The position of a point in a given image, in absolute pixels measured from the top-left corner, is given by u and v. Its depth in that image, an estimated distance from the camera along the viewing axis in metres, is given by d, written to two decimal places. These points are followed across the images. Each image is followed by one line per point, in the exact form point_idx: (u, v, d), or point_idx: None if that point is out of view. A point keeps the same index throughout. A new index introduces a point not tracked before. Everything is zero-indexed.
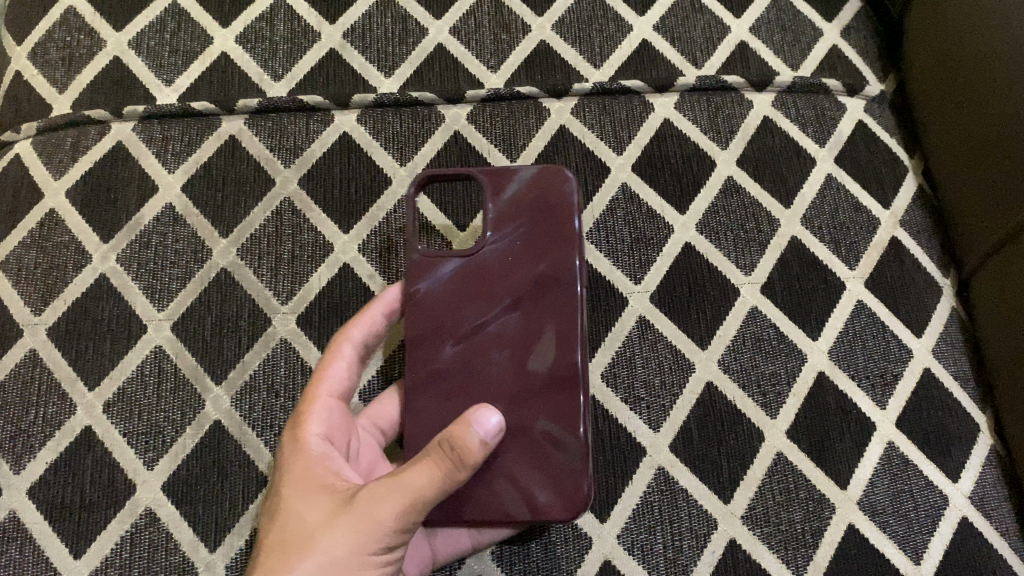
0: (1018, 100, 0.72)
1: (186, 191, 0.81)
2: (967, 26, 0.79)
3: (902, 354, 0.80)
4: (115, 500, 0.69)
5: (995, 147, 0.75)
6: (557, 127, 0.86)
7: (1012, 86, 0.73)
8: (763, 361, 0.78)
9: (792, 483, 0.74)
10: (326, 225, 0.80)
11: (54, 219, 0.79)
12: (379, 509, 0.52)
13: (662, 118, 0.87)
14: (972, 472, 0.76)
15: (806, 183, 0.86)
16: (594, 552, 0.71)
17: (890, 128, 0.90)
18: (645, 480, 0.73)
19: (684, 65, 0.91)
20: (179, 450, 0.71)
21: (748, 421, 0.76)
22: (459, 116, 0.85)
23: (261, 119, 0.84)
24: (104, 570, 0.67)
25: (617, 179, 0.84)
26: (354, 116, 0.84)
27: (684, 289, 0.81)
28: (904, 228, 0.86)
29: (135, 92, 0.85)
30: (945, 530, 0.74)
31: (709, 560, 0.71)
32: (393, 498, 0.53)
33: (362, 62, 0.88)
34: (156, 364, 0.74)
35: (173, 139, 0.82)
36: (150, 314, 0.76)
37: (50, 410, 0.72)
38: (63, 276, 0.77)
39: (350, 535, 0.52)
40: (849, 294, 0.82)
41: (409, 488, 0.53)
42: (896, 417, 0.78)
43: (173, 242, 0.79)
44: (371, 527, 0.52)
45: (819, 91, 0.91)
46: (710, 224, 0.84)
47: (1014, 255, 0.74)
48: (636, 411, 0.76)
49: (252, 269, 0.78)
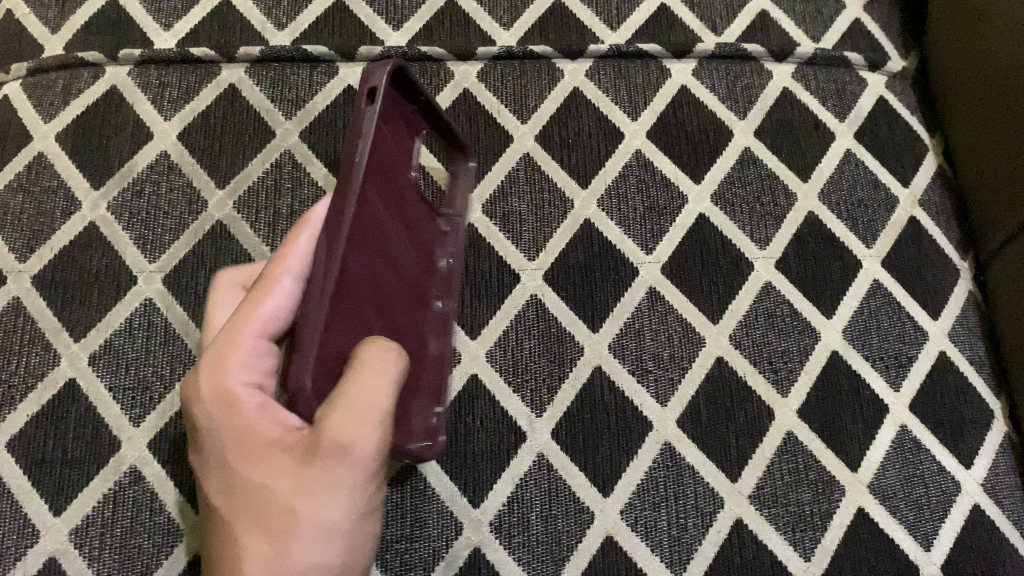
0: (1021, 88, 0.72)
1: (182, 140, 0.77)
2: (980, 13, 0.78)
3: (918, 337, 0.78)
4: (98, 457, 0.66)
5: (1007, 136, 0.74)
6: (570, 89, 0.83)
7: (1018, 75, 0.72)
8: (776, 338, 0.76)
9: (802, 464, 0.72)
10: (327, 180, 0.77)
11: (41, 162, 0.76)
12: (342, 444, 0.44)
13: (679, 85, 0.85)
14: (984, 458, 0.74)
15: (824, 157, 0.84)
16: (597, 528, 0.68)
17: (911, 105, 0.88)
18: (651, 455, 0.71)
19: (703, 31, 0.88)
20: (168, 408, 0.68)
21: (758, 398, 0.74)
22: (469, 74, 0.82)
23: (263, 68, 0.80)
24: (84, 530, 0.64)
25: (631, 145, 0.82)
26: (359, 69, 0.81)
27: (696, 260, 0.78)
28: (923, 208, 0.83)
29: (131, 35, 0.82)
30: (957, 517, 0.72)
31: (714, 539, 0.69)
32: (348, 418, 0.44)
33: (371, 14, 0.85)
34: (145, 316, 0.71)
35: (170, 86, 0.79)
36: (141, 265, 0.73)
37: (33, 360, 0.69)
38: (51, 222, 0.73)
39: (339, 483, 0.45)
40: (865, 273, 0.79)
41: (353, 400, 0.45)
42: (909, 400, 0.75)
43: (167, 191, 0.75)
44: (355, 467, 0.45)
45: (840, 64, 0.88)
46: (724, 195, 0.81)
47: None
48: (643, 384, 0.73)
49: (248, 223, 0.74)
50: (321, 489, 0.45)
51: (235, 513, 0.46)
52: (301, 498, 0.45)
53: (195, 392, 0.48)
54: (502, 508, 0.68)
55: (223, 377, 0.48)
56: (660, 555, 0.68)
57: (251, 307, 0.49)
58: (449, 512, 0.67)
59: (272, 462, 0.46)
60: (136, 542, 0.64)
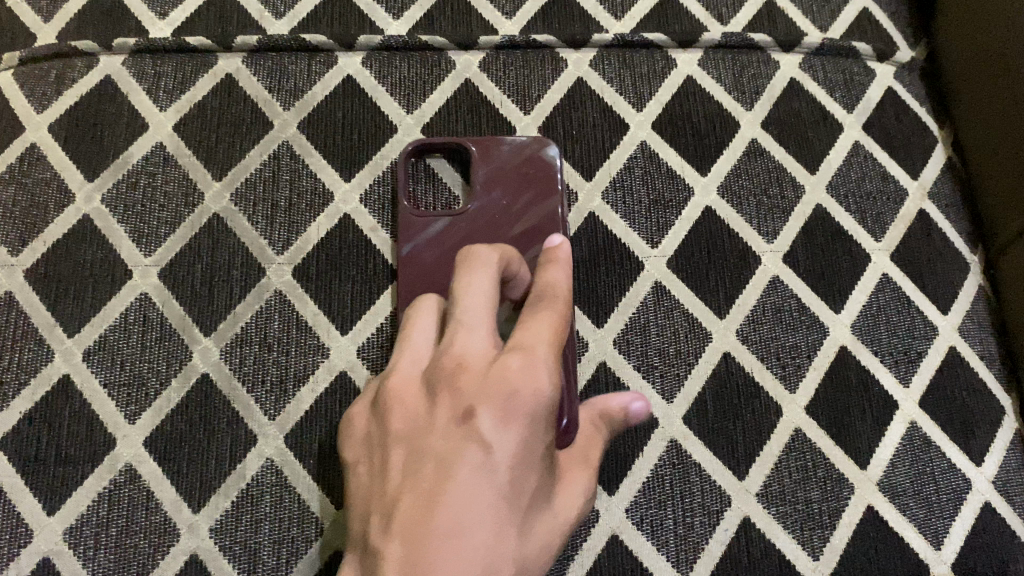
0: None
1: (178, 131, 0.76)
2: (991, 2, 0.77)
3: (928, 331, 0.76)
4: (93, 455, 0.65)
5: (1019, 127, 0.73)
6: (573, 79, 0.81)
7: None
8: (783, 333, 0.75)
9: (810, 461, 0.71)
10: (326, 172, 0.75)
11: (34, 153, 0.74)
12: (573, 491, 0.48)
13: (685, 75, 0.83)
14: (995, 455, 0.73)
15: (833, 149, 0.82)
16: (602, 527, 0.67)
17: (920, 96, 0.86)
18: (657, 452, 0.69)
19: (709, 21, 0.87)
20: (164, 405, 0.67)
21: (766, 394, 0.72)
22: (471, 64, 0.80)
23: (260, 58, 0.79)
24: (79, 529, 0.63)
25: (635, 136, 0.80)
26: (359, 59, 0.80)
27: (702, 253, 0.77)
28: (932, 200, 0.82)
29: (126, 24, 0.80)
30: (967, 515, 0.71)
31: (721, 538, 0.67)
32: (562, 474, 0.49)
33: (370, 3, 0.83)
34: (140, 311, 0.69)
35: (166, 75, 0.77)
36: (135, 259, 0.71)
37: (26, 356, 0.67)
38: (43, 215, 0.72)
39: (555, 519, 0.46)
40: (874, 267, 0.78)
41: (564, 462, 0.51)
42: (919, 396, 0.74)
43: (162, 183, 0.74)
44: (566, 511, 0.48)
45: (848, 54, 0.86)
46: (730, 188, 0.79)
47: None
48: (649, 380, 0.72)
49: (245, 216, 0.73)
50: (536, 519, 0.45)
51: (484, 492, 0.39)
52: (525, 519, 0.42)
53: (525, 377, 0.42)
54: None
55: (551, 354, 0.45)
56: (666, 555, 0.67)
57: (550, 315, 0.48)
58: None
59: (522, 473, 0.41)
60: (132, 542, 0.63)
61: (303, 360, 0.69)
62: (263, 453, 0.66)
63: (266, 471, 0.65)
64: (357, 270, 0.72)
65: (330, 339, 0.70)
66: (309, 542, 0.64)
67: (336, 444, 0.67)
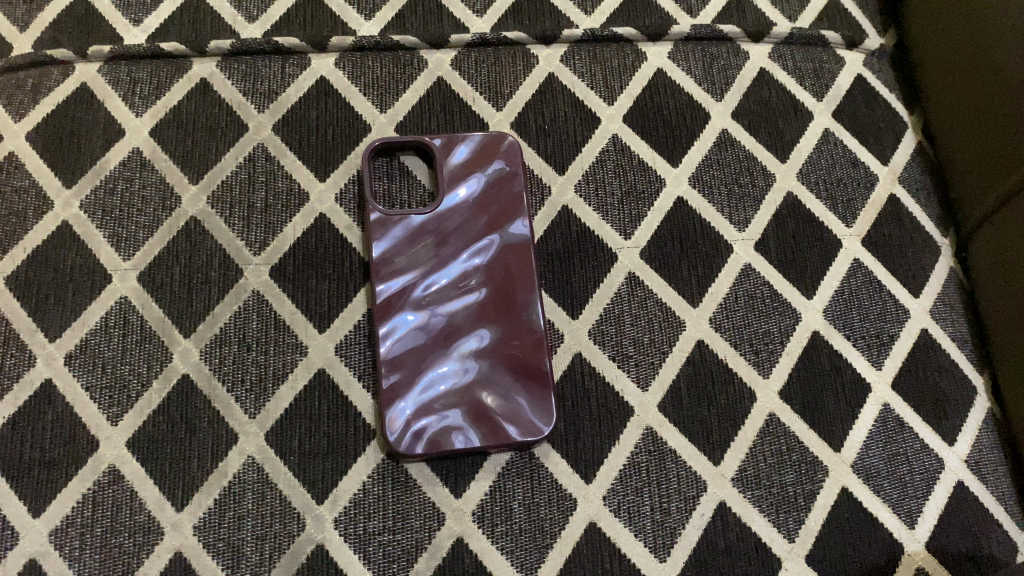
0: (998, 64, 0.72)
1: (154, 136, 0.77)
2: None
3: (900, 315, 0.78)
4: (76, 457, 0.66)
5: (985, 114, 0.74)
6: (545, 75, 0.82)
7: (995, 51, 0.72)
8: (756, 320, 0.76)
9: (784, 445, 0.72)
10: (302, 172, 0.76)
11: (12, 162, 0.75)
12: None
13: (655, 68, 0.84)
14: (968, 435, 0.74)
15: (803, 137, 0.83)
16: (580, 515, 0.68)
17: (889, 83, 0.87)
18: (633, 440, 0.70)
19: (678, 13, 0.88)
20: (145, 406, 0.68)
21: (739, 381, 0.74)
22: (443, 62, 0.82)
23: (234, 61, 0.80)
24: (65, 530, 0.64)
25: (607, 129, 0.81)
26: (332, 60, 0.80)
27: (675, 243, 0.78)
28: (903, 185, 0.83)
29: (101, 32, 0.81)
30: (940, 494, 0.72)
31: (698, 522, 0.69)
32: None
33: (342, 4, 0.84)
34: (120, 315, 0.70)
35: (141, 82, 0.78)
36: (114, 263, 0.72)
37: (8, 362, 0.68)
38: (23, 223, 0.73)
39: None
40: (845, 253, 0.79)
41: None
42: (892, 378, 0.75)
43: (140, 188, 0.75)
44: None
45: (817, 43, 0.87)
46: (702, 178, 0.80)
47: (1005, 221, 0.73)
48: (623, 369, 0.73)
49: (222, 218, 0.74)
50: None
51: None
52: None
53: None
54: (484, 498, 0.67)
55: None
56: (643, 541, 0.68)
57: None
58: (429, 503, 0.67)
59: None
60: (117, 541, 0.64)
61: (282, 359, 0.70)
62: (244, 451, 0.67)
63: (247, 469, 0.66)
64: (334, 269, 0.73)
65: (308, 337, 0.71)
66: (291, 538, 0.65)
67: (316, 440, 0.68)
